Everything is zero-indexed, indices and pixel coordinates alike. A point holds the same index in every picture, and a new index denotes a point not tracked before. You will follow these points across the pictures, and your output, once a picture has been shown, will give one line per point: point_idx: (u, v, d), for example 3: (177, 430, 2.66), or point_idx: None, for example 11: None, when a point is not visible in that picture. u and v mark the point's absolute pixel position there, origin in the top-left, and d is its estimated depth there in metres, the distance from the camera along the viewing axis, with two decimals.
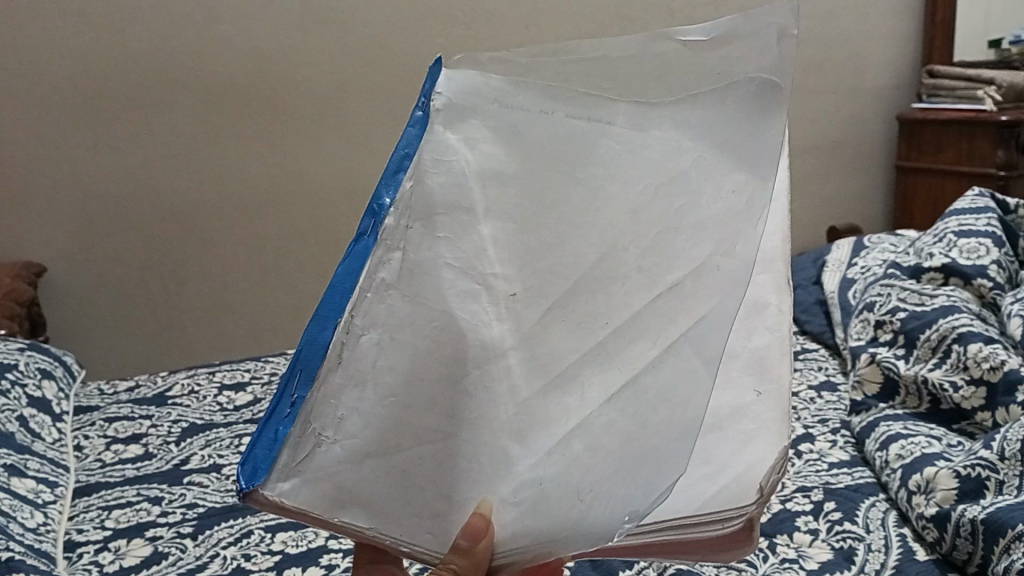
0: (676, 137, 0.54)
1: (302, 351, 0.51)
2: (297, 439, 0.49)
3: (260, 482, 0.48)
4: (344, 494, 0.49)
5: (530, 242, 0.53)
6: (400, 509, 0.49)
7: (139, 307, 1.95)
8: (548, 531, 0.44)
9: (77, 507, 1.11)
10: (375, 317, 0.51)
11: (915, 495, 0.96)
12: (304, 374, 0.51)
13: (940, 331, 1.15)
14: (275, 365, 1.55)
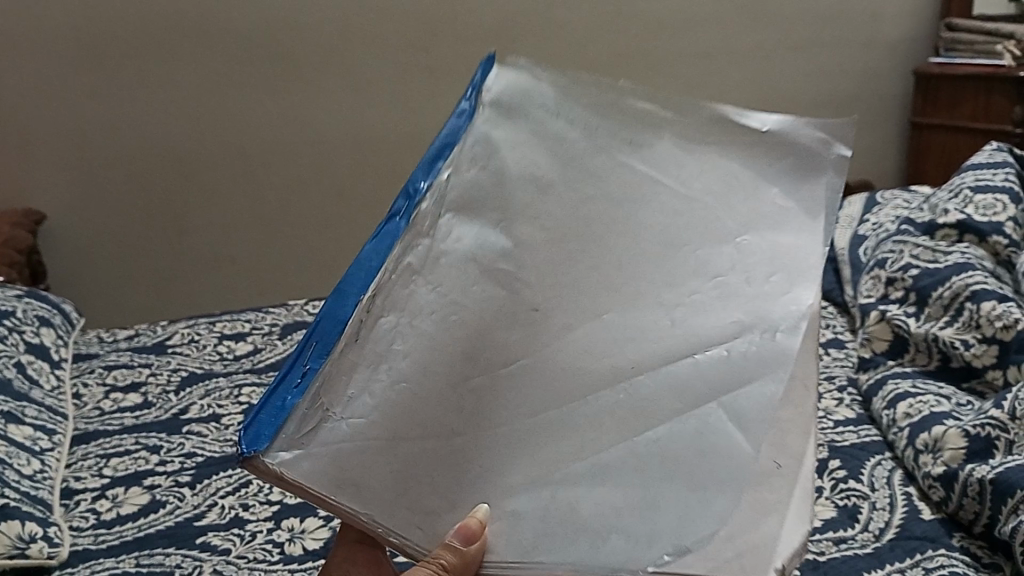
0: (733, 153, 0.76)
1: (321, 325, 0.53)
2: (309, 412, 0.50)
3: (260, 447, 0.48)
4: (341, 472, 0.50)
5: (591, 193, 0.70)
6: (393, 502, 0.50)
7: (140, 257, 1.94)
8: (536, 527, 0.51)
9: (76, 455, 1.11)
10: (393, 302, 0.56)
11: (922, 453, 0.94)
12: (318, 346, 0.52)
13: (953, 288, 1.12)
14: (277, 315, 1.53)
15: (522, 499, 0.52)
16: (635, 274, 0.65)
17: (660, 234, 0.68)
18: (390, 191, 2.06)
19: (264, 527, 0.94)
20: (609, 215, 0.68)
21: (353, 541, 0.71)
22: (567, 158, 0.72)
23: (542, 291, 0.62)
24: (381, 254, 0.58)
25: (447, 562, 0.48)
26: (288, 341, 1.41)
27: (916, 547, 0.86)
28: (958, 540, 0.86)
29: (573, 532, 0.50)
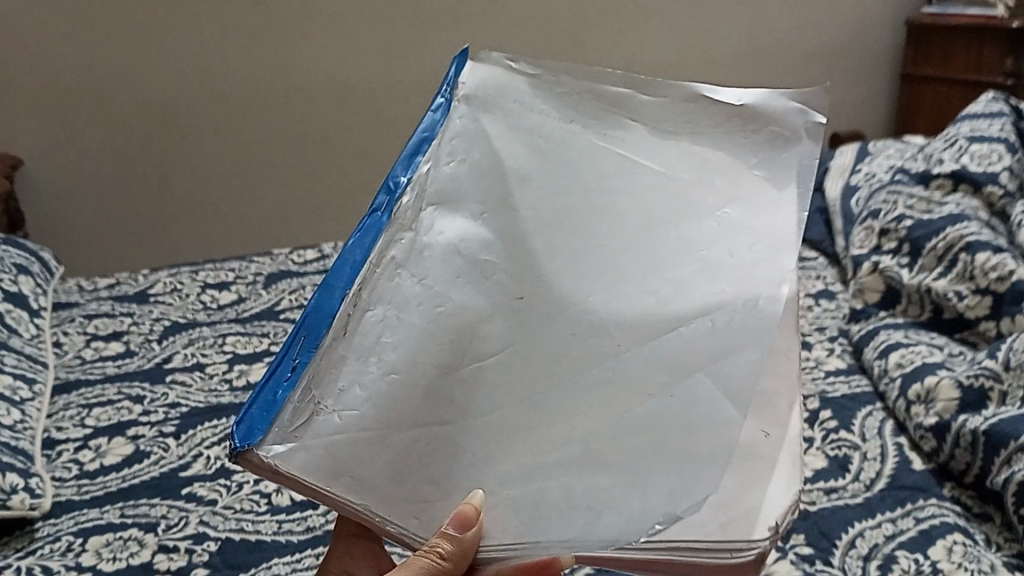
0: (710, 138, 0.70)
1: (307, 318, 0.51)
2: (303, 399, 0.48)
3: (255, 439, 0.46)
4: (340, 464, 0.47)
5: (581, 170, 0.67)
6: (391, 493, 0.47)
7: (121, 205, 1.92)
8: (529, 508, 0.47)
9: (56, 405, 1.09)
10: (381, 294, 0.54)
11: (914, 404, 0.94)
12: (307, 340, 0.50)
13: (947, 239, 1.11)
14: (261, 264, 1.49)
15: (514, 483, 0.48)
16: (625, 270, 0.60)
17: (650, 218, 0.63)
18: (376, 140, 2.00)
19: (250, 478, 0.93)
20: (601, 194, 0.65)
21: (350, 534, 0.71)
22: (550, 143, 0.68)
23: (516, 279, 0.58)
24: (374, 236, 0.56)
25: (443, 550, 0.46)
26: (273, 290, 1.38)
27: (906, 496, 0.86)
28: (948, 490, 0.86)
29: (571, 510, 0.47)
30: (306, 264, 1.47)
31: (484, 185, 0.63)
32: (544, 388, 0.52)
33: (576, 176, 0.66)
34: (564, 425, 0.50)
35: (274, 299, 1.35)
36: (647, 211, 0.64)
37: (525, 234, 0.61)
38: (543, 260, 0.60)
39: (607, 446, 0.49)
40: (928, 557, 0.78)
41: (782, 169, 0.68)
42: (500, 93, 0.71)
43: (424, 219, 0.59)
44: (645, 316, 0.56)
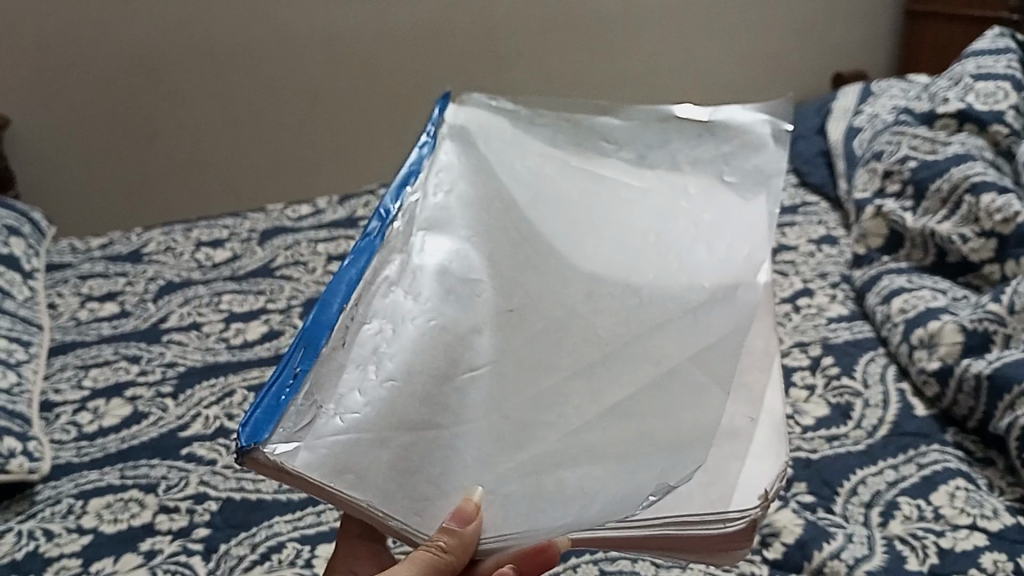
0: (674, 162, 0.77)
1: (307, 330, 0.56)
2: (304, 405, 0.51)
3: (261, 439, 0.47)
4: (342, 462, 0.50)
5: (554, 198, 0.74)
6: (392, 491, 0.50)
7: (113, 163, 1.89)
8: (530, 495, 0.51)
9: (53, 368, 1.08)
10: (375, 311, 0.61)
11: (917, 349, 0.93)
12: (308, 349, 0.55)
13: (952, 180, 1.09)
14: (255, 220, 1.47)
15: (508, 483, 0.52)
16: (599, 279, 0.66)
17: (618, 235, 0.70)
18: (370, 91, 1.95)
19: None
20: (574, 218, 0.72)
21: (353, 535, 0.66)
22: (528, 179, 0.76)
23: (503, 294, 0.65)
24: (367, 256, 0.64)
25: (444, 544, 0.48)
26: (269, 247, 1.36)
27: (909, 443, 0.85)
28: (951, 435, 0.86)
29: (563, 503, 0.50)
30: (301, 221, 1.45)
31: (467, 216, 0.72)
32: (531, 391, 0.58)
33: (552, 202, 0.74)
34: (556, 426, 0.55)
35: (270, 257, 1.33)
36: (613, 228, 0.71)
37: (506, 254, 0.69)
38: (522, 276, 0.67)
39: (596, 443, 0.53)
40: (931, 503, 0.77)
41: (749, 180, 0.74)
42: (479, 132, 0.81)
43: (412, 241, 0.68)
44: (623, 327, 0.62)
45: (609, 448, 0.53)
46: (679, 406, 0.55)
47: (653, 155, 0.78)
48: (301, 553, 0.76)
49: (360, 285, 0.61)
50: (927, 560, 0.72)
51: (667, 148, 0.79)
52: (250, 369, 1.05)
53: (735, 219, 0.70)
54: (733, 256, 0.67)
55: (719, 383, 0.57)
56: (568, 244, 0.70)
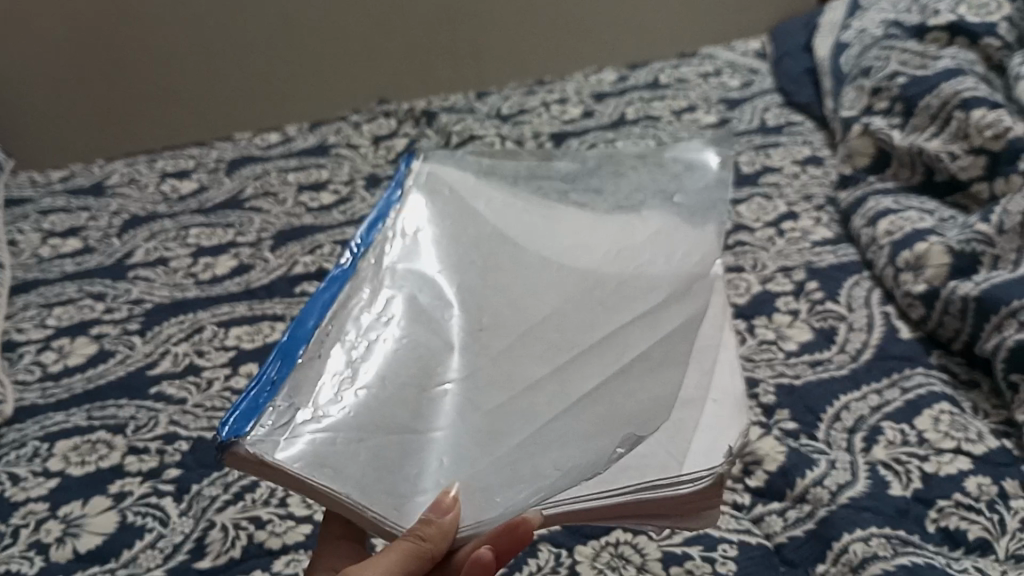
0: (633, 197, 0.81)
1: (283, 345, 0.57)
2: (284, 406, 0.53)
3: (240, 434, 0.49)
4: (320, 459, 0.50)
5: (524, 222, 0.75)
6: (367, 485, 0.50)
7: (75, 94, 1.84)
8: (503, 481, 0.51)
9: (15, 307, 1.04)
10: (349, 327, 0.60)
11: (903, 272, 0.91)
12: (285, 360, 0.56)
13: (941, 96, 1.06)
14: (223, 150, 1.42)
15: (484, 474, 0.51)
16: (571, 291, 0.67)
17: (586, 257, 0.71)
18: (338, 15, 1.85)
19: (220, 374, 0.90)
20: (544, 239, 0.73)
21: (336, 538, 0.59)
22: (497, 204, 0.77)
23: (472, 316, 0.64)
24: (341, 282, 0.64)
25: (423, 531, 0.47)
26: (237, 178, 1.32)
27: (893, 366, 0.84)
28: (936, 358, 0.84)
29: (536, 481, 0.50)
30: (271, 149, 1.40)
31: (438, 235, 0.72)
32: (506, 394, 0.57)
33: (522, 225, 0.75)
34: (528, 426, 0.55)
35: (238, 188, 1.29)
36: (578, 251, 0.72)
37: (475, 281, 0.67)
38: (495, 289, 0.67)
39: (567, 432, 0.54)
40: (915, 428, 0.76)
41: (705, 212, 0.78)
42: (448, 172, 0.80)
43: (384, 272, 0.67)
44: (592, 338, 0.62)
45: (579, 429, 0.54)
46: (633, 388, 0.57)
47: (614, 193, 0.81)
48: (274, 493, 0.75)
49: (337, 302, 0.62)
50: (910, 485, 0.71)
51: (628, 184, 0.83)
52: (220, 305, 1.01)
53: (694, 245, 0.73)
54: (691, 272, 0.70)
55: (674, 362, 0.59)
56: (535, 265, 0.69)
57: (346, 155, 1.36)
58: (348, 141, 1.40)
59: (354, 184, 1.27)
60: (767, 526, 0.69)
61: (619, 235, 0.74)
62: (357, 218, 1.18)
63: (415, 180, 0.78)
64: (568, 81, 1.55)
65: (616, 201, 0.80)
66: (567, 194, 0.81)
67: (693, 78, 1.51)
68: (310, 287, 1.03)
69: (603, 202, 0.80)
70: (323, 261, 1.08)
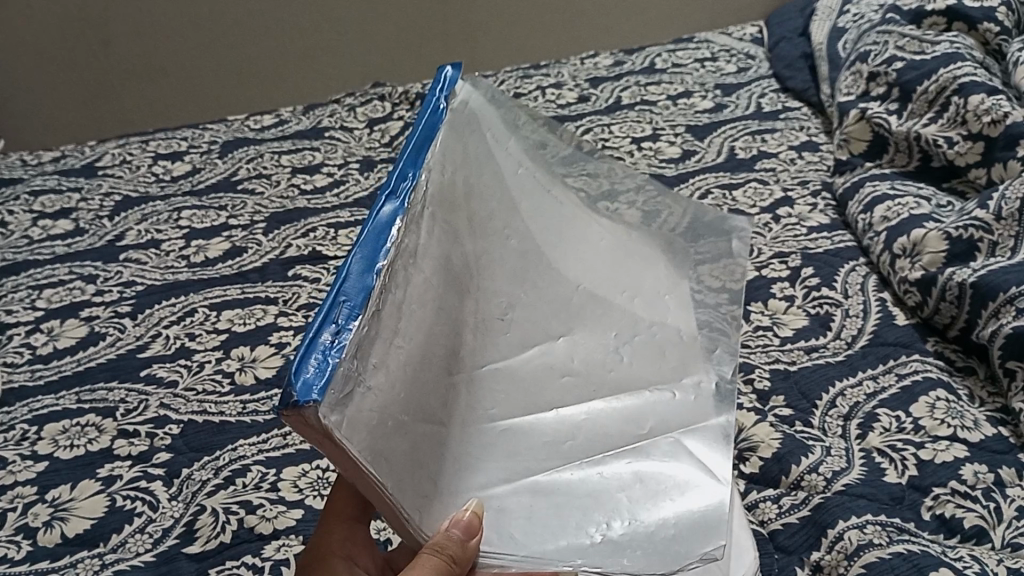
0: (660, 228, 0.82)
1: (347, 283, 0.49)
2: (352, 367, 0.45)
3: (315, 402, 0.42)
4: (374, 443, 0.46)
5: (555, 220, 0.75)
6: (406, 482, 0.49)
7: (66, 73, 1.82)
8: (530, 526, 0.53)
9: (5, 289, 1.03)
10: (406, 276, 0.54)
11: (899, 259, 0.91)
12: (352, 305, 0.48)
13: (939, 82, 1.05)
14: (215, 131, 1.40)
15: (511, 507, 0.54)
16: (596, 324, 0.69)
17: (613, 285, 0.72)
18: None
19: (212, 357, 0.89)
20: (573, 253, 0.73)
21: (348, 518, 0.62)
22: (534, 187, 0.76)
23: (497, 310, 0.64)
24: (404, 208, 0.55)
25: (454, 554, 0.48)
26: (229, 160, 1.31)
27: (889, 353, 0.83)
28: (932, 344, 0.84)
29: (567, 538, 0.53)
30: (264, 132, 1.39)
31: (481, 191, 0.69)
32: (536, 425, 0.59)
33: (553, 223, 0.74)
34: (559, 472, 0.57)
35: (231, 170, 1.28)
36: (603, 274, 0.73)
37: (509, 276, 0.67)
38: (525, 295, 0.67)
39: (595, 489, 0.57)
40: (910, 415, 0.76)
41: (732, 263, 0.81)
42: (491, 112, 0.77)
43: (431, 208, 0.60)
44: (615, 383, 0.65)
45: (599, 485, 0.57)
46: (660, 455, 0.60)
47: (640, 215, 0.82)
48: (266, 476, 0.74)
49: (397, 235, 0.54)
50: (905, 473, 0.71)
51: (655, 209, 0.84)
52: (211, 288, 1.00)
53: (716, 301, 0.76)
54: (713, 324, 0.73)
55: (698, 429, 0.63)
56: (558, 275, 0.70)
57: (339, 138, 1.35)
58: (342, 124, 1.39)
59: (348, 167, 1.26)
60: (761, 512, 0.69)
61: (639, 269, 0.76)
62: (350, 201, 1.18)
63: (459, 104, 0.72)
64: (564, 65, 1.54)
65: (641, 221, 0.82)
66: (596, 198, 0.81)
67: (690, 63, 1.51)
68: (303, 270, 1.02)
69: (628, 221, 0.81)
70: (315, 244, 1.07)
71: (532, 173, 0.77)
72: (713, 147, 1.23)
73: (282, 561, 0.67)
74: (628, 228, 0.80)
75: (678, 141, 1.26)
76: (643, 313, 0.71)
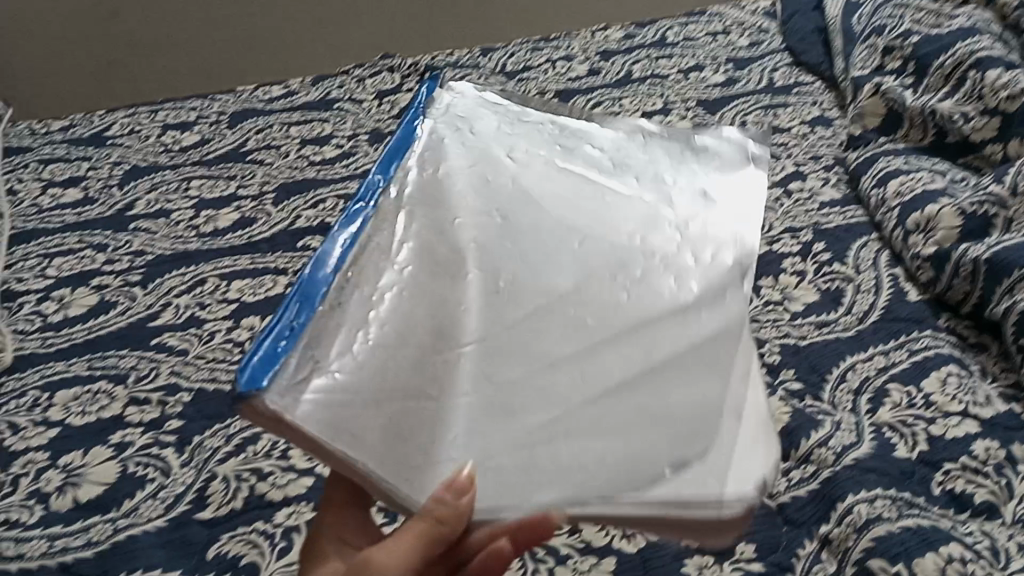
0: (673, 149, 0.76)
1: (303, 283, 0.53)
2: (303, 357, 0.49)
3: (260, 386, 0.46)
4: (335, 421, 0.47)
5: (551, 165, 0.71)
6: (381, 455, 0.47)
7: (74, 44, 1.81)
8: (516, 465, 0.49)
9: (15, 257, 1.03)
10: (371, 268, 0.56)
11: (912, 234, 0.90)
12: (306, 303, 0.51)
13: (956, 56, 1.04)
14: (223, 101, 1.40)
15: (497, 455, 0.49)
16: (596, 251, 0.63)
17: (615, 211, 0.67)
18: None
19: (222, 326, 0.89)
20: (570, 189, 0.68)
21: (342, 503, 0.58)
22: (526, 144, 0.73)
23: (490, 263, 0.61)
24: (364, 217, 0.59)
25: (440, 513, 0.45)
26: (238, 130, 1.30)
27: (901, 329, 0.83)
28: (944, 321, 0.84)
29: (553, 478, 0.48)
30: (272, 102, 1.38)
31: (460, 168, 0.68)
32: (528, 362, 0.55)
33: (548, 168, 0.70)
34: (550, 406, 0.52)
35: (240, 140, 1.27)
36: (604, 203, 0.68)
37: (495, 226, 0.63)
38: (513, 240, 0.63)
39: (590, 421, 0.51)
40: (922, 390, 0.76)
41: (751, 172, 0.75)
42: (473, 102, 0.77)
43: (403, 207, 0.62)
44: (617, 309, 0.59)
45: (603, 421, 0.51)
46: (666, 380, 0.54)
47: (653, 142, 0.77)
48: (276, 445, 0.74)
49: (358, 246, 0.57)
50: (916, 447, 0.71)
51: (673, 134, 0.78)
52: (221, 258, 1.00)
53: (733, 210, 0.69)
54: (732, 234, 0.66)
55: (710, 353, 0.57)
56: (555, 214, 0.66)
57: (348, 110, 1.34)
58: (351, 96, 1.38)
59: (357, 139, 1.26)
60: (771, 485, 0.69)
61: (646, 192, 0.70)
62: (359, 172, 1.17)
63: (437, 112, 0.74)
64: (575, 38, 1.52)
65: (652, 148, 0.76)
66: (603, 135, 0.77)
67: (702, 37, 1.49)
68: (312, 241, 1.02)
69: (638, 149, 0.75)
70: (324, 216, 1.07)
71: (524, 136, 0.74)
72: (725, 121, 1.22)
73: (293, 528, 0.67)
74: (639, 156, 0.74)
75: (690, 115, 1.25)
76: (651, 233, 0.65)
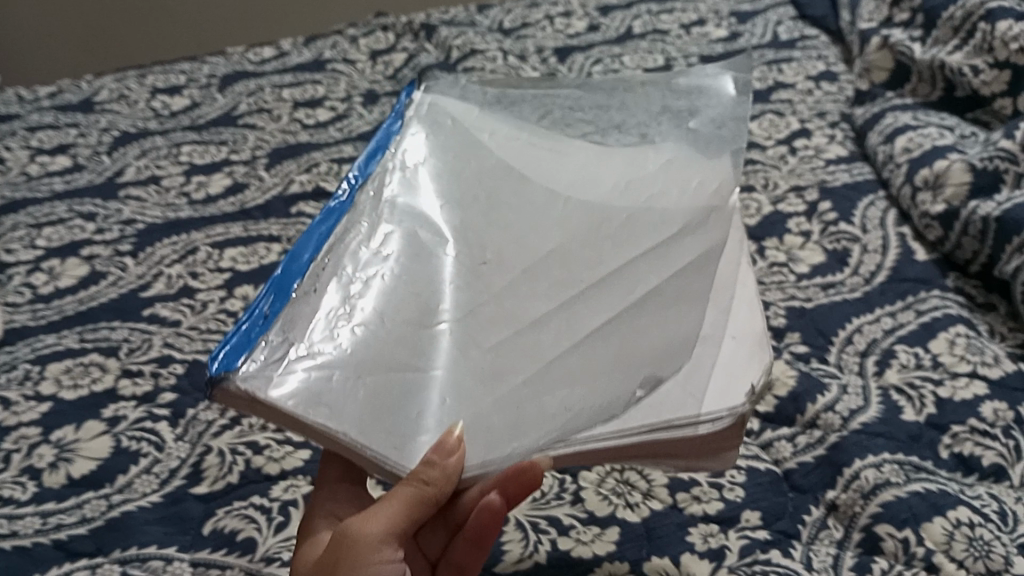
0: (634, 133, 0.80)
1: (276, 281, 0.57)
2: (275, 340, 0.52)
3: (231, 369, 0.48)
4: (316, 394, 0.50)
5: (522, 153, 0.74)
6: (367, 427, 0.49)
7: (61, 8, 1.77)
8: (501, 421, 0.52)
9: (4, 226, 1.01)
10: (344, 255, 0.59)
11: (921, 192, 0.88)
12: (276, 296, 0.55)
13: (966, 7, 1.01)
14: (214, 64, 1.36)
15: (486, 416, 0.52)
16: (570, 228, 0.66)
17: (586, 191, 0.70)
18: None
19: (215, 296, 0.87)
20: (542, 173, 0.72)
21: (333, 480, 0.60)
22: (496, 133, 0.76)
23: (473, 245, 0.64)
24: (337, 217, 0.63)
25: (426, 475, 0.47)
26: (230, 94, 1.27)
27: (909, 289, 0.81)
28: (953, 281, 0.82)
29: (539, 426, 0.51)
30: (264, 64, 1.35)
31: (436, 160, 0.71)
32: (507, 332, 0.57)
33: (518, 155, 0.74)
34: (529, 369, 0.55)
35: (231, 104, 1.24)
36: (575, 184, 0.71)
37: (473, 210, 0.67)
38: (492, 224, 0.66)
39: (565, 378, 0.54)
40: (929, 351, 0.74)
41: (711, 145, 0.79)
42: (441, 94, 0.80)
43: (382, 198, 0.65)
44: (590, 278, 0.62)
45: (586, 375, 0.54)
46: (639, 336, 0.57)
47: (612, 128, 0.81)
48: None
49: (331, 238, 0.61)
50: (923, 410, 0.69)
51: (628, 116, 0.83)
52: (214, 226, 0.98)
53: (692, 182, 0.73)
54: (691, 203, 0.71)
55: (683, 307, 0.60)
56: (532, 198, 0.69)
57: (342, 71, 1.31)
58: (344, 57, 1.35)
59: (351, 101, 1.23)
60: (776, 451, 0.68)
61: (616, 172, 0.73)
62: (354, 135, 1.15)
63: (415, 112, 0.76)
64: None
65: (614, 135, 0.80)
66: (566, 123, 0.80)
67: None
68: (306, 208, 1.00)
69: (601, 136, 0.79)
70: (318, 181, 1.05)
71: (494, 124, 0.77)
72: None
73: (290, 502, 0.66)
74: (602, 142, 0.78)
75: None
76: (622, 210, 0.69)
